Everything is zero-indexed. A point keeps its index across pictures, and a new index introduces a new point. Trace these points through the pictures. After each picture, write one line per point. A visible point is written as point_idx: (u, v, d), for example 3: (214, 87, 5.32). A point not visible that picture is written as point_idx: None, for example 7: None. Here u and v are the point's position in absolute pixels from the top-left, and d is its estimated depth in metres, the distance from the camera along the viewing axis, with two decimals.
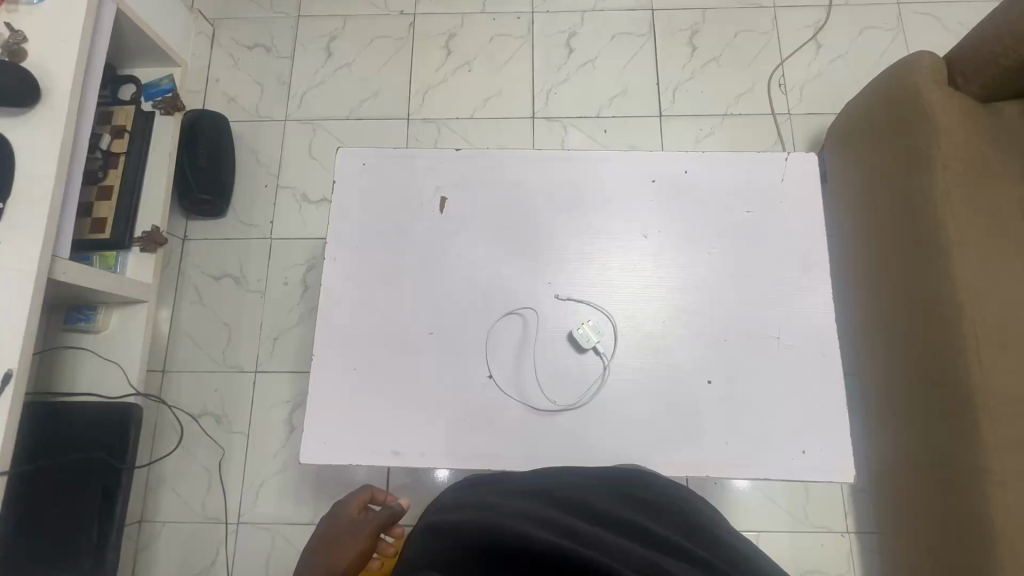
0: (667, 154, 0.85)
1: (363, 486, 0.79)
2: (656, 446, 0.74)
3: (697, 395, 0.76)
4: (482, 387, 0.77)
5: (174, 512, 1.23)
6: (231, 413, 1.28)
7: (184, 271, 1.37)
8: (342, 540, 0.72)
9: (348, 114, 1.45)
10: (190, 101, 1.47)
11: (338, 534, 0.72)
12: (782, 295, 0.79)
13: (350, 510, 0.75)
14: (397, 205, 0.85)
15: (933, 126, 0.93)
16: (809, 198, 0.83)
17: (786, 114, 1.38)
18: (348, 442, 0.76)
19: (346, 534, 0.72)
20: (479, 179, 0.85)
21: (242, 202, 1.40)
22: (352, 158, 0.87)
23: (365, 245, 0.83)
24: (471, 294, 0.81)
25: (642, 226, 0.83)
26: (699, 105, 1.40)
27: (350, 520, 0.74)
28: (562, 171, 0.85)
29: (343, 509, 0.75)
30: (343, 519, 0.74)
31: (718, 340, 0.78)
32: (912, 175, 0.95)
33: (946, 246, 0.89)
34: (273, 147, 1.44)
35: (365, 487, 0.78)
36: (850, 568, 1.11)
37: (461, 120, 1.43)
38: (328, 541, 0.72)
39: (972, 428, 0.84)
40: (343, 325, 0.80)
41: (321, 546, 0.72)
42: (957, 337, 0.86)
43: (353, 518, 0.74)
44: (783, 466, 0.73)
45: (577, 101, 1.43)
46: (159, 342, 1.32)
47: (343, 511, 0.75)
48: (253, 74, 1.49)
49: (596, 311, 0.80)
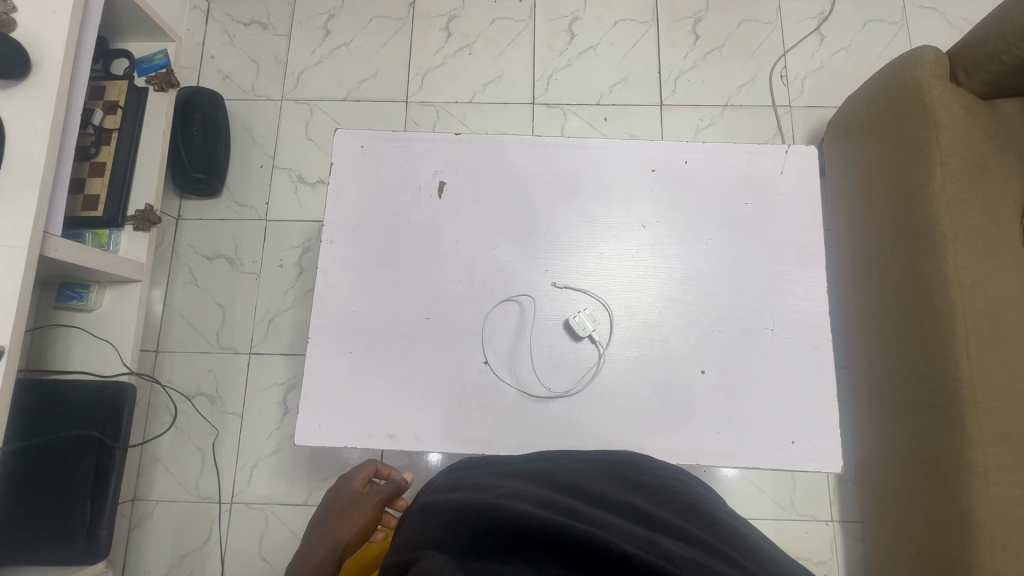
0: (668, 144, 0.84)
1: (367, 461, 0.80)
2: (650, 433, 0.75)
3: (690, 385, 0.77)
4: (478, 372, 0.78)
5: (167, 491, 1.24)
6: (225, 393, 1.28)
7: (178, 251, 1.36)
8: (349, 510, 0.73)
9: (345, 96, 1.43)
10: (184, 78, 1.45)
11: (343, 500, 0.74)
12: (777, 287, 0.80)
13: (358, 481, 0.76)
14: (395, 188, 0.84)
15: (932, 122, 0.93)
16: (807, 192, 0.83)
17: (786, 106, 1.38)
18: (343, 425, 0.76)
19: (353, 505, 0.73)
20: (478, 165, 0.85)
21: (236, 182, 1.39)
22: (350, 139, 0.86)
23: (362, 229, 0.83)
24: (468, 280, 0.81)
25: (641, 215, 0.82)
26: (700, 94, 1.39)
27: (355, 488, 0.76)
28: (562, 158, 0.85)
29: (351, 478, 0.77)
30: (349, 486, 0.76)
31: (712, 330, 0.78)
32: (909, 171, 0.96)
33: (941, 242, 0.90)
34: (269, 126, 1.42)
35: (366, 462, 0.79)
36: (832, 554, 1.16)
37: (460, 105, 1.42)
38: (336, 509, 0.73)
39: (957, 420, 0.86)
40: (340, 309, 0.80)
41: (328, 514, 0.73)
42: (949, 331, 0.88)
43: (359, 489, 0.76)
44: (770, 456, 0.74)
45: (577, 88, 1.41)
46: (152, 322, 1.31)
47: (351, 480, 0.76)
48: (249, 52, 1.47)
49: (593, 300, 0.80)
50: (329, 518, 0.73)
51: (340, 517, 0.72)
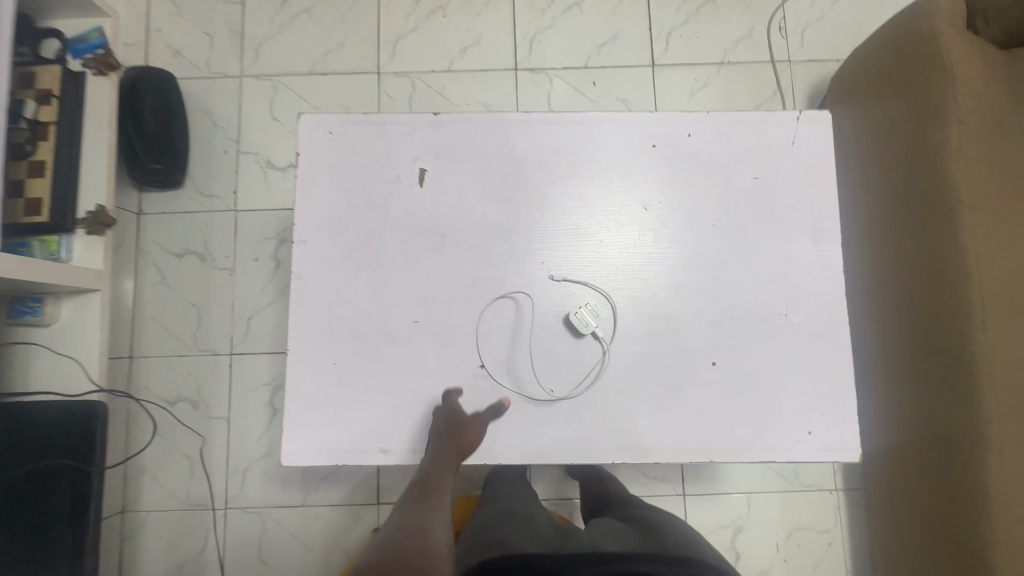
0: (669, 115, 0.77)
1: (449, 390, 0.71)
2: (660, 431, 0.71)
3: (701, 378, 0.72)
4: (474, 377, 0.72)
5: (157, 501, 1.19)
6: (208, 396, 1.22)
7: (143, 249, 1.26)
8: (462, 448, 0.67)
9: (311, 69, 1.31)
10: (130, 56, 1.31)
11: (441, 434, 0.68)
12: (791, 268, 0.74)
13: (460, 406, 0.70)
14: (370, 178, 0.76)
15: (949, 78, 0.86)
16: (821, 162, 0.76)
17: (785, 61, 1.29)
18: (332, 441, 0.71)
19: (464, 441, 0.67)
20: (461, 148, 0.77)
21: (200, 170, 1.28)
22: (316, 125, 0.77)
23: (337, 226, 0.75)
24: (458, 277, 0.74)
25: (642, 197, 0.76)
26: (694, 52, 1.30)
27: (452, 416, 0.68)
28: (554, 136, 0.77)
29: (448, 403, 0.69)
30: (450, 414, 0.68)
31: (722, 319, 0.73)
32: (924, 132, 0.89)
33: (958, 209, 0.85)
34: (230, 106, 1.30)
35: (451, 392, 0.70)
36: (836, 522, 1.17)
37: (437, 74, 1.30)
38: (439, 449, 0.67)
39: (973, 396, 0.83)
40: (319, 316, 0.73)
41: (433, 457, 0.67)
42: (964, 303, 0.84)
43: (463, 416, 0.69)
44: (788, 449, 0.71)
45: (562, 50, 1.31)
46: (122, 327, 1.23)
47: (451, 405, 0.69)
48: (200, 24, 1.33)
49: (593, 293, 0.74)
50: (437, 464, 0.66)
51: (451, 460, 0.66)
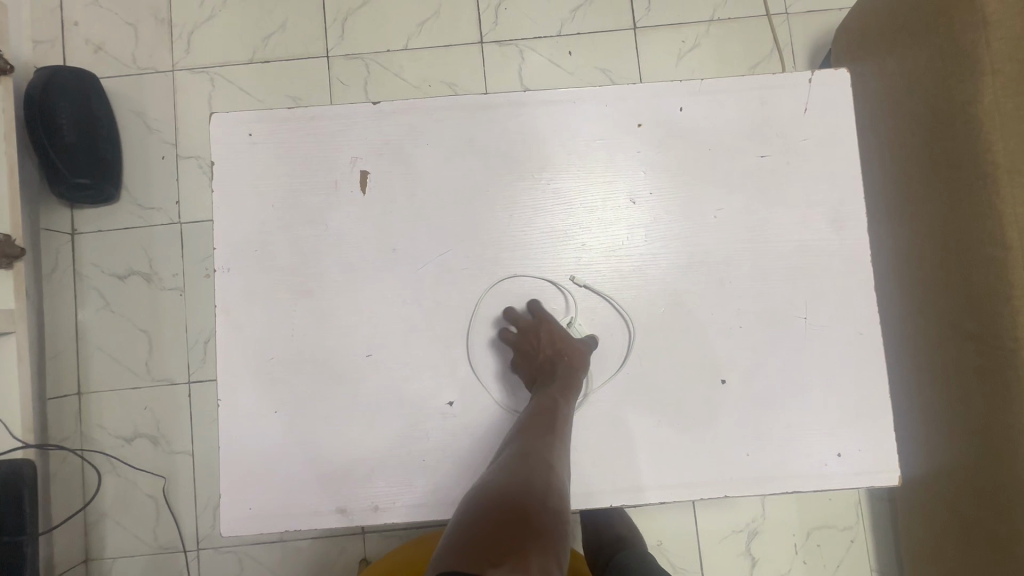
0: (655, 86, 0.64)
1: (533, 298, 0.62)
2: (665, 464, 0.60)
3: (710, 400, 0.61)
4: (442, 416, 0.61)
5: (123, 547, 1.09)
6: (169, 431, 1.11)
7: (81, 273, 1.14)
8: (575, 372, 0.59)
9: (251, 57, 1.16)
10: (44, 55, 1.16)
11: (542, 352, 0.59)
12: (809, 261, 0.63)
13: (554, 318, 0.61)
14: (303, 186, 0.63)
15: (980, 18, 0.73)
16: (839, 132, 0.64)
17: (783, 14, 1.15)
18: (281, 503, 0.60)
19: (576, 364, 0.59)
20: (409, 143, 0.64)
21: (136, 181, 1.15)
22: (233, 126, 0.64)
23: (268, 247, 0.63)
24: (416, 299, 0.62)
25: (629, 188, 0.63)
26: (680, 10, 1.15)
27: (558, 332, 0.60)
28: (519, 121, 0.64)
29: (542, 315, 0.61)
30: (549, 327, 0.60)
31: (731, 327, 0.62)
32: (951, 86, 0.76)
33: (992, 174, 0.72)
34: (163, 105, 1.16)
35: (535, 302, 0.62)
36: (859, 519, 1.08)
37: (393, 53, 1.16)
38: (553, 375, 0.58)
39: (1012, 387, 0.71)
40: (253, 356, 0.62)
41: (554, 385, 0.57)
42: (1002, 285, 0.72)
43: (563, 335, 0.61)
44: (815, 475, 0.60)
45: (532, 17, 1.16)
46: (66, 360, 1.11)
47: (547, 317, 0.61)
48: (120, 13, 1.17)
49: (579, 307, 0.63)
50: (560, 392, 0.56)
51: (571, 385, 0.57)
